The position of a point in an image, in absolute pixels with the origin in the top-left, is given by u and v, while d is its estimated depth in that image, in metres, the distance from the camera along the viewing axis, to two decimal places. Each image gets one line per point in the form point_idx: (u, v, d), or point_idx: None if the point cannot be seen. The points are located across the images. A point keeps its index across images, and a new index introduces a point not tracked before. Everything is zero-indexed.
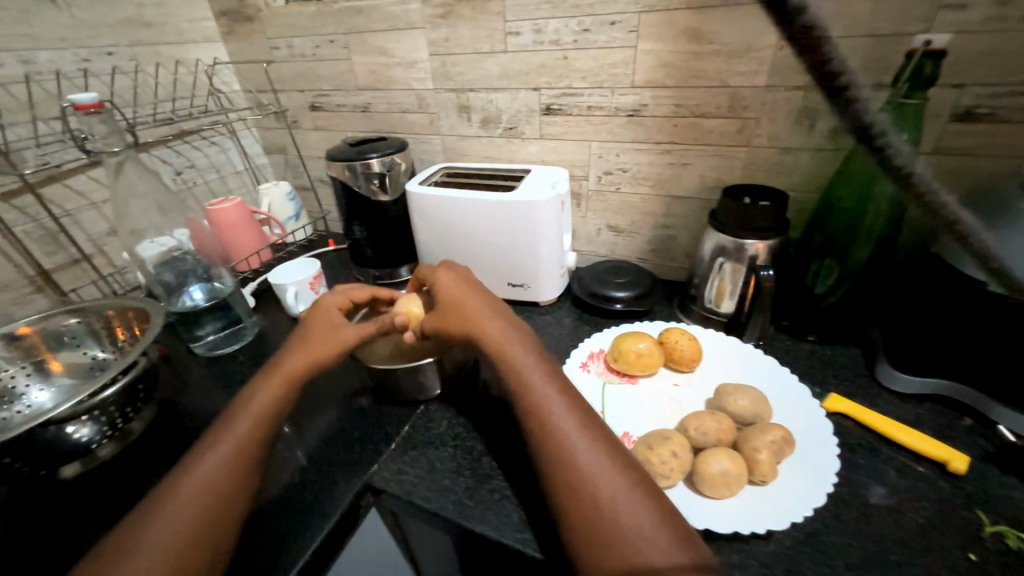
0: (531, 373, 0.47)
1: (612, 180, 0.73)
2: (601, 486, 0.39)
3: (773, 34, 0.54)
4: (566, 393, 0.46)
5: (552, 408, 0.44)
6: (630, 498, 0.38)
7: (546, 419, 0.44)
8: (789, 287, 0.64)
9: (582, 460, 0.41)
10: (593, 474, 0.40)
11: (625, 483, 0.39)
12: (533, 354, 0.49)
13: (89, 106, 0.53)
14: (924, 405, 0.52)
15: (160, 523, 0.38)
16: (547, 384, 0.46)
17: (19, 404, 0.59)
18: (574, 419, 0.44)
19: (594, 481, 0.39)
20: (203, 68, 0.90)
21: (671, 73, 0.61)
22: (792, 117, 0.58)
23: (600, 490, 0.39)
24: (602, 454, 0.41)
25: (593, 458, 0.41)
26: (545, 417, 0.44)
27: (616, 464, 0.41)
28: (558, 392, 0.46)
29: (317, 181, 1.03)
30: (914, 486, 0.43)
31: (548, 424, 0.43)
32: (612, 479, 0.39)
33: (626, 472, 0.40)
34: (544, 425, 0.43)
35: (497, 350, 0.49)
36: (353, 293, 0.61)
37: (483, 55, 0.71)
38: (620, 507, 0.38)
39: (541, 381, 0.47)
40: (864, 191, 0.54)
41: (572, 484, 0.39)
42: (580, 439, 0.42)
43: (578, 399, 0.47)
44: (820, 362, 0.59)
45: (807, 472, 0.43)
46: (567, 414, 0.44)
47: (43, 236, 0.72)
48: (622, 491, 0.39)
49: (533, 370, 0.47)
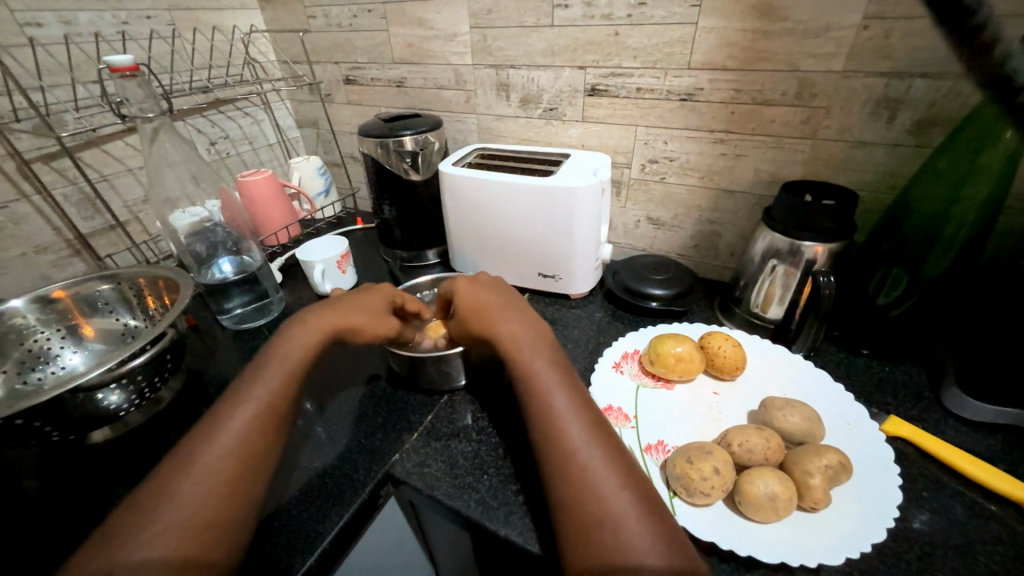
0: (539, 374, 0.44)
1: (657, 169, 0.68)
2: (598, 502, 0.35)
3: (857, 12, 0.48)
4: (577, 396, 0.43)
5: (557, 412, 0.41)
6: (629, 519, 0.34)
7: (548, 423, 0.40)
8: (847, 295, 0.59)
9: (581, 471, 0.37)
10: (592, 488, 0.36)
11: (626, 501, 0.35)
12: (543, 353, 0.46)
13: (124, 69, 0.52)
14: (997, 436, 0.47)
15: (188, 482, 0.37)
16: (555, 385, 0.43)
17: (54, 365, 0.61)
18: (581, 425, 0.40)
19: (591, 496, 0.36)
20: (240, 36, 0.88)
21: (734, 54, 0.56)
22: (868, 108, 0.52)
23: (597, 507, 0.35)
24: (607, 467, 0.37)
25: (596, 471, 0.37)
26: (547, 420, 0.41)
27: (621, 478, 0.37)
28: (566, 394, 0.42)
29: (348, 157, 1.02)
30: (985, 527, 0.39)
31: (550, 429, 0.40)
32: (612, 496, 0.36)
33: (630, 488, 0.36)
34: (546, 430, 0.40)
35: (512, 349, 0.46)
36: (407, 297, 0.58)
37: (527, 29, 0.67)
38: (617, 528, 0.34)
39: (548, 383, 0.43)
40: (952, 193, 0.50)
41: (568, 496, 0.36)
42: (584, 448, 0.38)
43: (590, 404, 0.43)
44: (876, 380, 0.54)
45: (864, 502, 0.40)
46: (573, 419, 0.40)
47: (81, 200, 0.72)
48: (622, 509, 0.35)
49: (542, 371, 0.44)
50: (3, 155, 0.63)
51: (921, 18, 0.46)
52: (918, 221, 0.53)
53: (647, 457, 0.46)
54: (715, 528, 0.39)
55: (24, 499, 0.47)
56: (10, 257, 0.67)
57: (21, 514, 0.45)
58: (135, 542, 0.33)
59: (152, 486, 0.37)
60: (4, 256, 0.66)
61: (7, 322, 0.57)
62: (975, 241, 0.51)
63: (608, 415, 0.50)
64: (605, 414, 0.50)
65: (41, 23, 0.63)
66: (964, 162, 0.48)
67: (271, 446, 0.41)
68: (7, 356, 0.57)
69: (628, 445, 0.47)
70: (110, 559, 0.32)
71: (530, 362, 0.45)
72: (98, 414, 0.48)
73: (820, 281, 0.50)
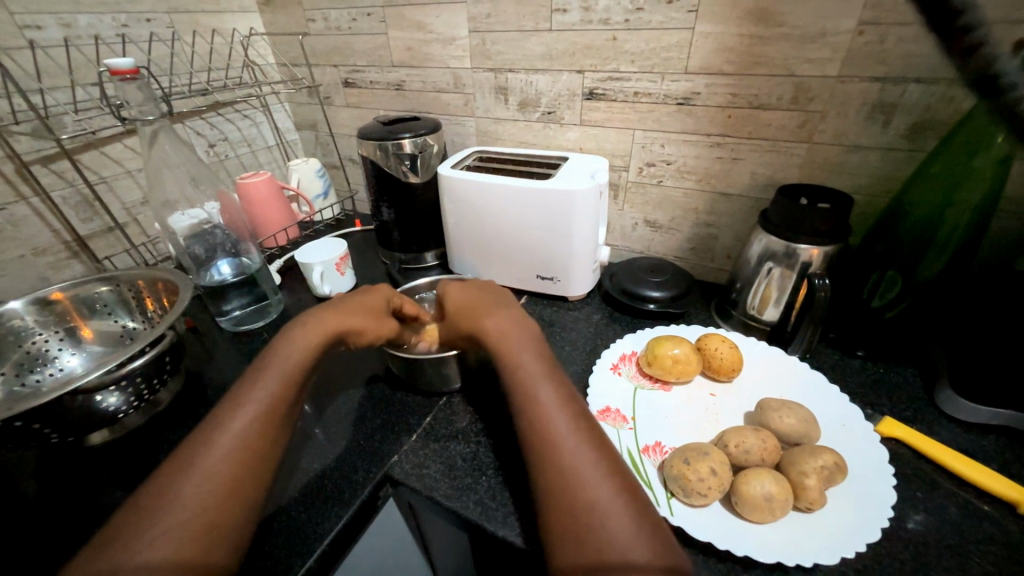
0: (525, 369, 0.44)
1: (654, 172, 0.69)
2: (582, 493, 0.36)
3: (852, 18, 0.49)
4: (563, 391, 0.43)
5: (543, 405, 0.41)
6: (613, 508, 0.35)
7: (533, 417, 0.41)
8: (842, 298, 0.60)
9: (565, 463, 0.37)
10: (577, 480, 0.36)
11: (610, 492, 0.36)
12: (529, 349, 0.46)
13: (125, 72, 0.52)
14: (991, 437, 0.47)
15: (190, 484, 0.37)
16: (542, 380, 0.43)
17: (51, 367, 0.61)
18: (566, 418, 0.40)
19: (576, 487, 0.36)
20: (239, 39, 0.88)
21: (730, 58, 0.56)
22: (863, 112, 0.53)
23: (581, 497, 0.35)
24: (592, 458, 0.38)
25: (581, 462, 0.37)
26: (533, 414, 0.41)
27: (605, 469, 0.37)
28: (552, 389, 0.43)
29: (347, 159, 1.02)
30: (978, 527, 0.40)
31: (535, 423, 0.40)
32: (597, 486, 0.36)
33: (614, 479, 0.37)
34: (532, 424, 0.41)
35: (501, 346, 0.46)
36: (406, 300, 0.58)
37: (526, 33, 0.67)
38: (601, 518, 0.34)
39: (535, 378, 0.44)
40: (944, 197, 0.51)
41: (553, 488, 0.36)
42: (568, 440, 0.39)
43: (576, 398, 0.43)
44: (871, 381, 0.55)
45: (859, 503, 0.40)
46: (558, 412, 0.41)
47: (79, 202, 0.72)
48: (606, 499, 0.35)
49: (529, 367, 0.44)
50: (3, 157, 0.63)
51: (915, 24, 0.47)
52: (913, 223, 0.54)
53: (645, 458, 0.46)
54: (712, 528, 0.39)
55: (22, 501, 0.47)
56: (8, 259, 0.67)
57: (20, 517, 0.45)
58: (136, 543, 0.33)
59: (154, 487, 0.37)
60: (2, 258, 0.66)
61: (5, 324, 0.57)
62: (967, 245, 0.51)
63: (606, 417, 0.51)
64: (603, 416, 0.51)
65: (41, 25, 0.64)
66: (957, 166, 0.49)
67: (272, 448, 0.41)
68: (5, 358, 0.57)
69: (626, 446, 0.48)
70: (112, 560, 0.32)
71: (517, 358, 0.45)
72: (97, 416, 0.48)
73: (815, 282, 0.50)
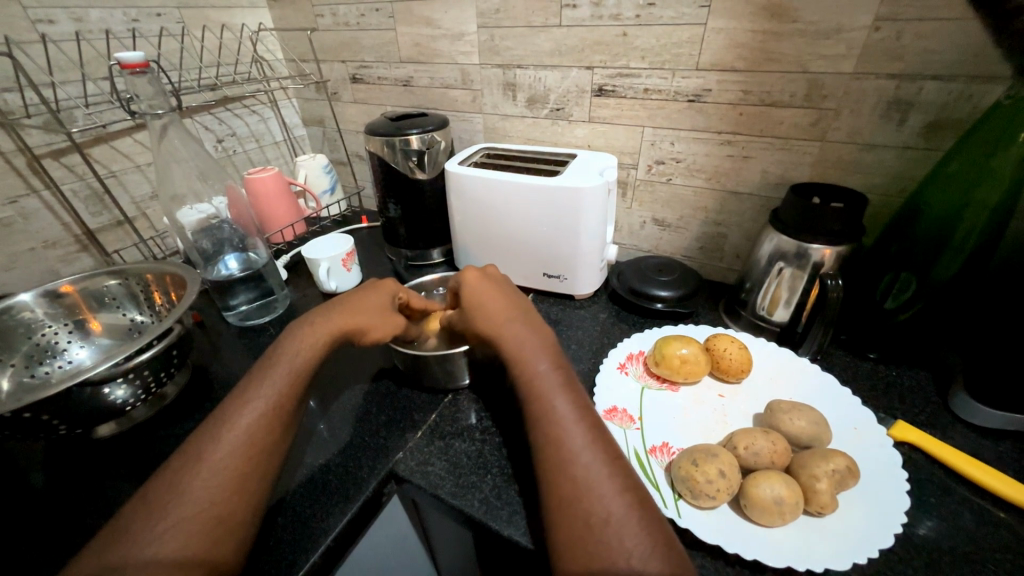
0: (541, 376, 0.44)
1: (664, 170, 0.68)
2: (596, 504, 0.35)
3: (870, 13, 0.48)
4: (579, 401, 0.43)
5: (558, 415, 0.41)
6: (627, 521, 0.34)
7: (550, 425, 0.40)
8: (854, 299, 0.58)
9: (580, 473, 0.37)
10: (591, 490, 0.36)
11: (623, 504, 0.35)
12: (546, 355, 0.46)
13: (135, 65, 0.51)
14: (1005, 443, 0.46)
15: (195, 478, 0.37)
16: (556, 388, 0.43)
17: (60, 360, 0.61)
18: (582, 428, 0.40)
19: (590, 496, 0.35)
20: (248, 34, 0.89)
21: (744, 55, 0.56)
22: (879, 110, 0.52)
23: (596, 508, 0.35)
24: (606, 470, 0.37)
25: (596, 473, 0.37)
26: (548, 423, 0.41)
27: (620, 481, 0.37)
28: (567, 397, 0.42)
29: (353, 156, 1.02)
30: (993, 535, 0.39)
31: (551, 430, 0.40)
32: (610, 499, 0.35)
33: (629, 491, 0.36)
34: (547, 432, 0.40)
35: (515, 351, 0.46)
36: (414, 298, 0.58)
37: (535, 29, 0.67)
38: (613, 530, 0.34)
39: (551, 385, 0.43)
40: (961, 198, 0.49)
41: (566, 497, 0.36)
42: (584, 451, 0.38)
43: (591, 409, 0.43)
44: (882, 384, 0.54)
45: (873, 508, 0.39)
46: (573, 421, 0.40)
47: (88, 196, 0.73)
48: (618, 511, 0.35)
49: (545, 374, 0.44)
50: (15, 150, 0.64)
51: (935, 20, 0.46)
52: (929, 223, 0.52)
53: (652, 459, 0.46)
54: (720, 532, 0.39)
55: (31, 492, 0.47)
56: (19, 252, 0.68)
57: (28, 507, 0.45)
58: (143, 538, 0.33)
59: (161, 480, 0.37)
60: (12, 251, 0.67)
61: (15, 316, 0.58)
62: (983, 248, 0.50)
63: (613, 416, 0.50)
64: (610, 416, 0.50)
65: (53, 19, 0.64)
66: (980, 164, 0.47)
67: (277, 444, 0.41)
68: (15, 349, 0.58)
69: (633, 446, 0.47)
70: (121, 550, 0.32)
71: (533, 365, 0.45)
72: (103, 408, 0.48)
73: (827, 283, 0.49)
